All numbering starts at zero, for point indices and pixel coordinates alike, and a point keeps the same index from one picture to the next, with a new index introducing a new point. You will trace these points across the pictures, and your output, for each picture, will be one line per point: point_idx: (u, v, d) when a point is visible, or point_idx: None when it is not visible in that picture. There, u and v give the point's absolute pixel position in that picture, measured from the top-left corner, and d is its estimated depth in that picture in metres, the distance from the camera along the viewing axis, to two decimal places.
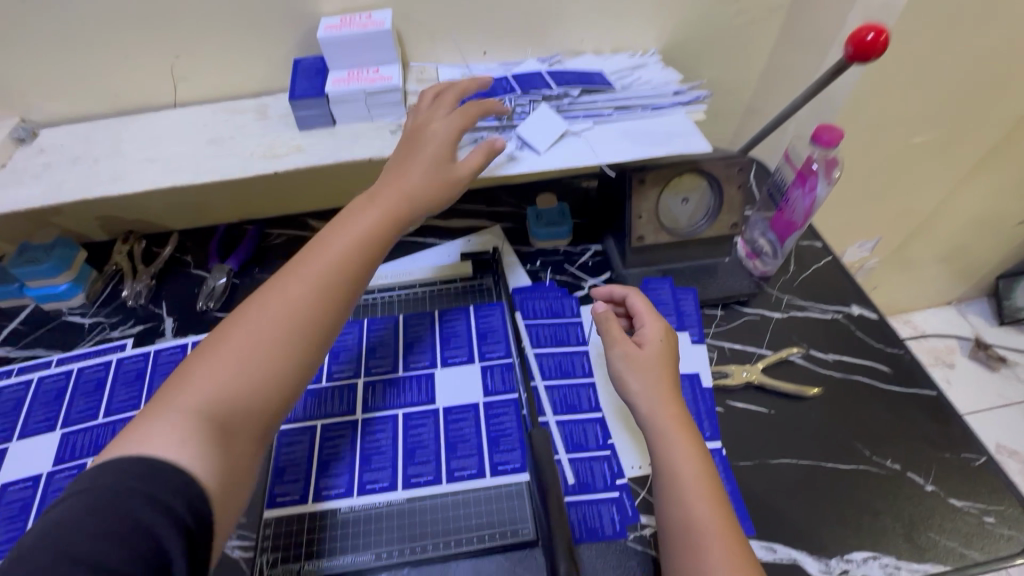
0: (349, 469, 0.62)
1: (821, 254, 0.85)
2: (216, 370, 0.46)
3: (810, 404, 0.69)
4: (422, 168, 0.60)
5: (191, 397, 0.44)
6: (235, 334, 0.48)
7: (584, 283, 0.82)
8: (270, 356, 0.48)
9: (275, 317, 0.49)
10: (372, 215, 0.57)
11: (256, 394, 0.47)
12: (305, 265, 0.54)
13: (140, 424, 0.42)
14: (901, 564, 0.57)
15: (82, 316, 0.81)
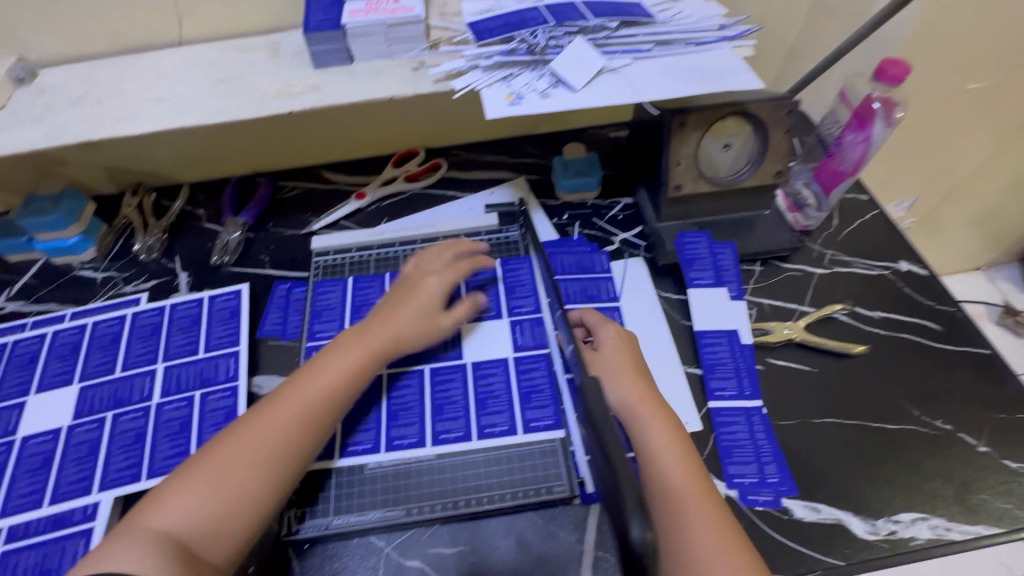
0: (378, 423, 0.60)
1: (867, 208, 0.80)
2: (190, 492, 0.46)
3: (856, 362, 0.65)
4: (408, 311, 0.61)
5: (163, 520, 0.45)
6: (218, 450, 0.49)
7: (613, 237, 0.78)
8: (249, 467, 0.48)
9: (250, 445, 0.49)
10: (361, 349, 0.57)
11: (233, 508, 0.46)
12: (285, 391, 0.53)
13: (112, 542, 0.43)
14: (952, 526, 0.54)
15: (94, 271, 0.79)
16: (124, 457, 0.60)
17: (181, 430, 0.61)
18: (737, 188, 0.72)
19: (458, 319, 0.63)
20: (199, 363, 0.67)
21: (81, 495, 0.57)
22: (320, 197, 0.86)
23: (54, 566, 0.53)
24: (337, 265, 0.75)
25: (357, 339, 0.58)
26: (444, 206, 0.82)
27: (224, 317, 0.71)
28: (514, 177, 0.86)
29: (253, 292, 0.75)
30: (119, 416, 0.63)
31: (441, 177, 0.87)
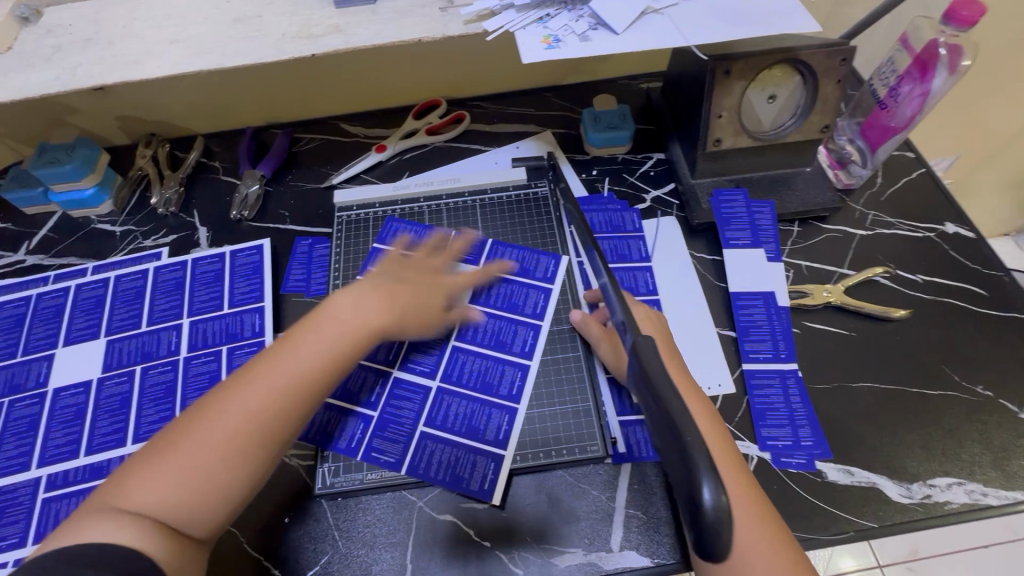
0: (411, 437, 0.57)
1: (913, 166, 0.76)
2: (166, 468, 0.43)
3: (895, 327, 0.63)
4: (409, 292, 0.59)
5: (139, 498, 0.41)
6: (197, 424, 0.45)
7: (645, 194, 0.75)
8: (231, 449, 0.44)
9: (233, 422, 0.45)
10: (361, 324, 0.53)
11: (213, 491, 0.43)
12: (270, 360, 0.49)
13: (85, 517, 0.41)
14: (988, 491, 0.54)
15: (112, 224, 0.77)
16: (155, 410, 0.60)
17: (209, 385, 0.61)
18: (781, 143, 0.68)
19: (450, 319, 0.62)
20: (224, 318, 0.66)
21: (116, 446, 0.58)
22: (338, 150, 0.83)
23: None
24: (360, 220, 0.73)
25: (348, 309, 0.54)
26: (468, 160, 0.79)
27: (247, 273, 0.69)
28: (540, 130, 0.82)
29: (275, 248, 0.73)
30: (147, 370, 0.62)
31: (464, 130, 0.83)
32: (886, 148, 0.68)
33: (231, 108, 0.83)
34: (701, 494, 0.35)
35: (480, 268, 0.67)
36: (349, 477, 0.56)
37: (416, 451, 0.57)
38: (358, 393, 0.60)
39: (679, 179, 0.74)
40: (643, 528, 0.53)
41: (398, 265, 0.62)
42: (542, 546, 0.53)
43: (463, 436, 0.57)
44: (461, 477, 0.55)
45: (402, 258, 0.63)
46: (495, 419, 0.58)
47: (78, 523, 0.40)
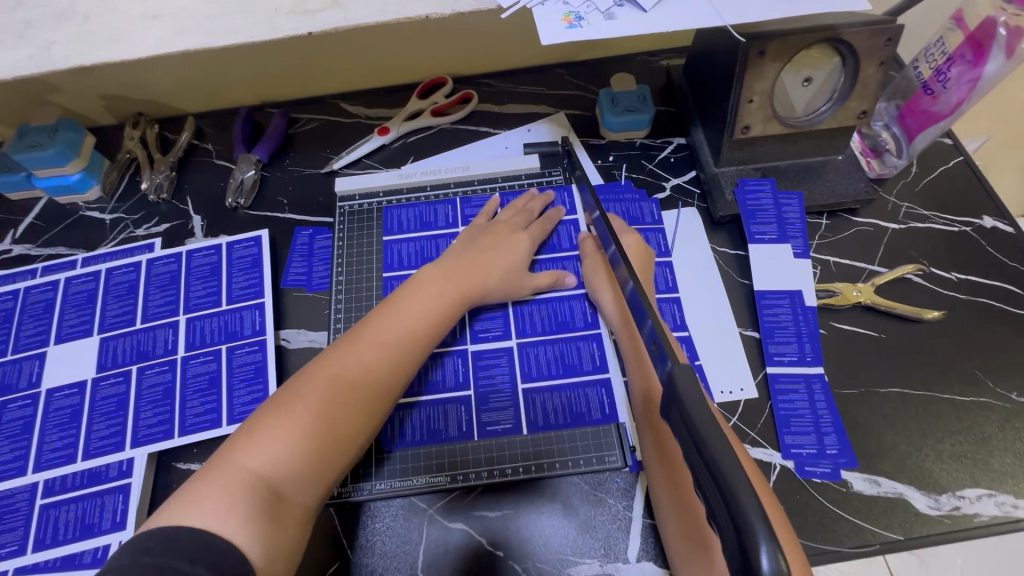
0: (517, 398, 0.58)
1: (951, 154, 0.72)
2: (279, 433, 0.45)
3: (927, 328, 0.60)
4: (492, 262, 0.61)
5: (262, 458, 0.44)
6: (309, 391, 0.47)
7: (665, 183, 0.71)
8: (347, 403, 0.48)
9: (345, 377, 0.49)
10: (448, 296, 0.57)
11: (333, 441, 0.47)
12: (371, 327, 0.53)
13: (201, 484, 0.42)
14: (1020, 503, 0.52)
15: (101, 212, 0.73)
16: (153, 413, 0.57)
17: (209, 386, 0.59)
18: (813, 130, 0.64)
19: (538, 283, 0.62)
20: (222, 315, 0.63)
21: (114, 451, 0.56)
22: (338, 132, 0.78)
23: (95, 521, 0.52)
24: (364, 210, 0.69)
25: (436, 283, 0.58)
26: (477, 144, 0.75)
27: (245, 267, 0.66)
28: (553, 112, 0.77)
29: (274, 239, 0.69)
30: (144, 370, 0.60)
31: (472, 110, 0.78)
32: (924, 137, 0.64)
33: (222, 85, 0.78)
34: (753, 556, 0.24)
35: (513, 210, 0.67)
36: (459, 437, 0.56)
37: (528, 407, 0.57)
38: (439, 379, 0.59)
39: (701, 167, 0.70)
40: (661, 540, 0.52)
41: (476, 234, 0.64)
42: (556, 557, 0.51)
43: (562, 377, 0.59)
44: (584, 413, 0.57)
45: (474, 230, 0.65)
46: (585, 349, 0.60)
47: (194, 491, 0.41)
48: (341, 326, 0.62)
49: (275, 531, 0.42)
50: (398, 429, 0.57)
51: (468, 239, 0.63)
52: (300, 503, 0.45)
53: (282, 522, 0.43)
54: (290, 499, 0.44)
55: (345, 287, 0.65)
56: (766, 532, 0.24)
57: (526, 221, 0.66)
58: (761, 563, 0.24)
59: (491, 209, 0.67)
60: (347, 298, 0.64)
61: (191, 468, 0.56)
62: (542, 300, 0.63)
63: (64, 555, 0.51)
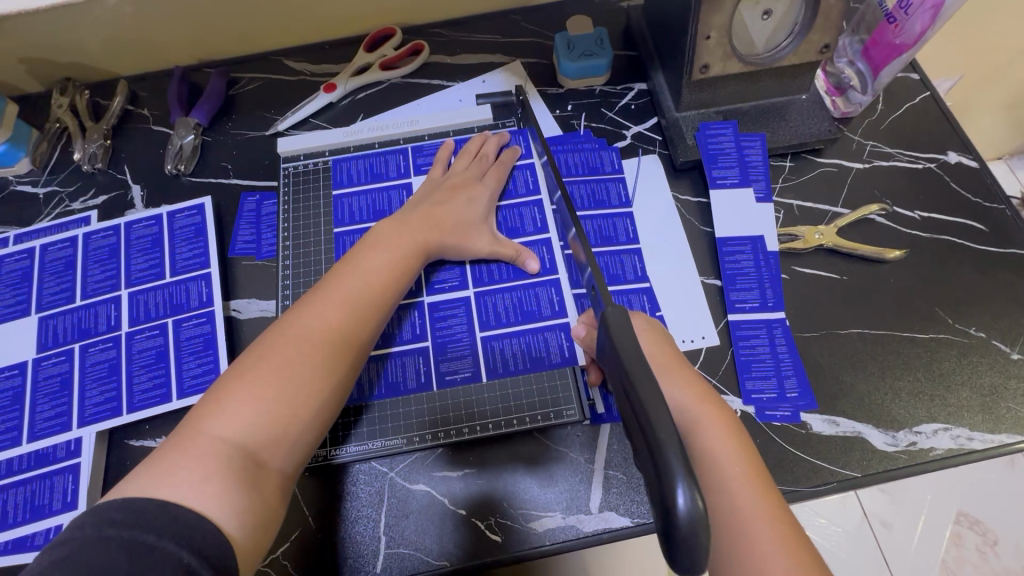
0: (475, 347, 0.57)
1: (917, 90, 0.70)
2: (252, 398, 0.42)
3: (889, 268, 0.60)
4: (453, 212, 0.58)
5: (233, 428, 0.40)
6: (277, 354, 0.44)
7: (625, 131, 0.68)
8: (317, 361, 0.45)
9: (309, 337, 0.45)
10: (408, 248, 0.54)
11: (307, 404, 0.43)
12: (330, 285, 0.49)
13: (171, 455, 0.39)
14: (974, 435, 0.53)
15: (33, 186, 0.69)
16: (99, 390, 0.55)
17: (157, 361, 0.57)
18: (774, 67, 0.61)
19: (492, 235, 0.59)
20: (167, 288, 0.60)
21: (61, 431, 0.54)
22: (282, 91, 0.73)
23: (45, 503, 0.51)
24: (309, 171, 0.66)
25: (396, 235, 0.54)
26: (428, 98, 0.71)
27: (188, 236, 0.63)
28: (508, 61, 0.74)
29: (218, 206, 0.66)
30: (87, 348, 0.57)
31: (423, 63, 0.74)
32: (889, 71, 0.61)
33: (154, 45, 0.73)
34: (671, 498, 0.28)
35: (468, 160, 0.63)
36: (417, 392, 0.55)
37: (486, 356, 0.56)
38: (395, 332, 0.57)
39: (663, 113, 0.67)
40: (623, 488, 0.51)
41: (433, 187, 0.60)
42: (519, 512, 0.51)
43: (520, 323, 0.57)
44: (543, 357, 0.56)
45: (433, 183, 0.61)
46: (543, 295, 0.58)
47: (165, 464, 0.38)
48: (290, 293, 0.60)
49: (256, 502, 0.39)
50: (356, 385, 0.55)
51: (425, 193, 0.60)
52: (280, 470, 0.42)
53: (262, 491, 0.40)
54: (269, 466, 0.41)
55: (293, 253, 0.62)
56: (683, 472, 0.28)
57: (483, 169, 0.63)
58: (678, 500, 0.28)
59: (446, 155, 0.64)
60: (296, 259, 0.62)
61: (144, 444, 0.54)
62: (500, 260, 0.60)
63: (15, 537, 0.50)
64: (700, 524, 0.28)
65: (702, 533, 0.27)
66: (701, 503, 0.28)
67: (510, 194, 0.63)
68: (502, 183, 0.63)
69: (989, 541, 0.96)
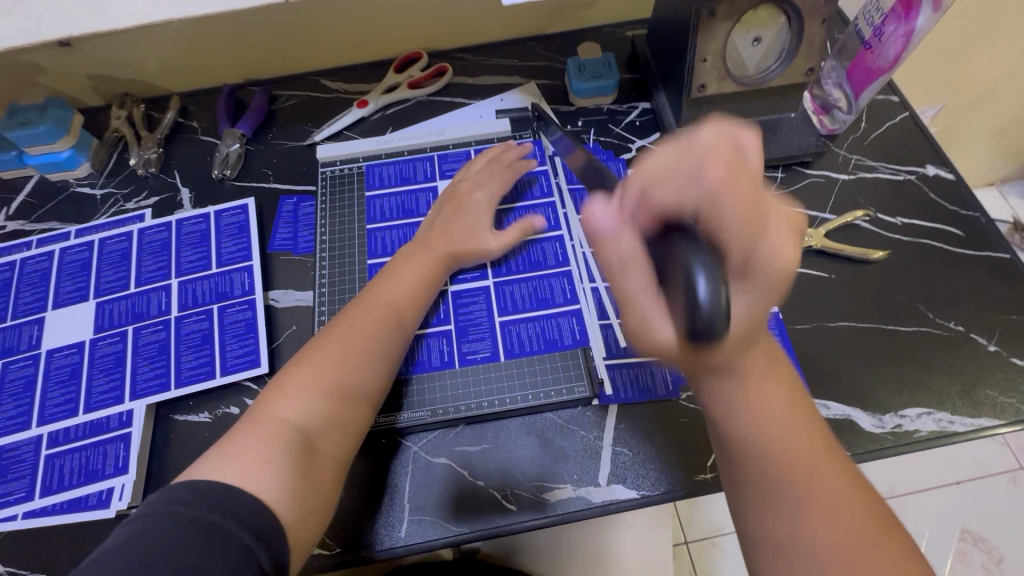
0: (494, 330, 0.62)
1: (897, 110, 0.76)
2: (309, 384, 0.50)
3: (873, 268, 0.65)
4: (467, 223, 0.64)
5: (291, 414, 0.48)
6: (328, 349, 0.52)
7: (631, 144, 0.75)
8: (359, 358, 0.52)
9: (352, 339, 0.53)
10: (434, 261, 0.62)
11: (349, 396, 0.51)
12: (369, 299, 0.57)
13: (238, 439, 0.46)
14: (956, 419, 0.57)
15: (92, 187, 0.76)
16: (150, 368, 0.61)
17: (203, 342, 0.62)
18: (764, 87, 0.68)
19: (505, 240, 0.64)
20: (213, 278, 0.66)
21: (114, 404, 0.59)
22: (319, 107, 0.81)
23: (99, 467, 0.56)
24: (343, 175, 0.73)
25: (419, 250, 0.62)
26: (452, 113, 0.78)
27: (233, 233, 0.69)
28: (524, 82, 0.81)
29: (260, 207, 0.73)
30: (140, 330, 0.63)
31: (446, 83, 0.82)
32: (868, 92, 0.68)
33: (206, 65, 0.81)
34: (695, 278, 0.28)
35: (483, 168, 0.69)
36: (454, 374, 0.60)
37: (504, 338, 0.61)
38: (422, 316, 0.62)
39: (665, 128, 0.74)
40: (629, 463, 0.56)
41: (446, 199, 0.67)
42: (532, 484, 0.56)
43: (534, 309, 0.63)
44: (556, 339, 0.61)
45: (449, 194, 0.68)
46: (556, 285, 0.64)
47: (232, 446, 0.45)
48: (326, 284, 0.66)
49: (307, 486, 0.45)
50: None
51: (436, 204, 0.67)
52: (331, 454, 0.49)
53: (312, 475, 0.46)
54: (319, 450, 0.48)
55: (329, 247, 0.68)
56: (710, 261, 0.28)
57: (492, 176, 0.69)
58: (698, 286, 0.28)
59: (464, 163, 0.71)
60: (326, 250, 0.68)
61: (189, 418, 0.59)
62: (514, 255, 0.66)
63: (71, 498, 0.54)
64: (723, 312, 0.28)
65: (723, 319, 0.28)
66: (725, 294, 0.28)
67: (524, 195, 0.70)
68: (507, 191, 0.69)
69: (994, 559, 1.15)
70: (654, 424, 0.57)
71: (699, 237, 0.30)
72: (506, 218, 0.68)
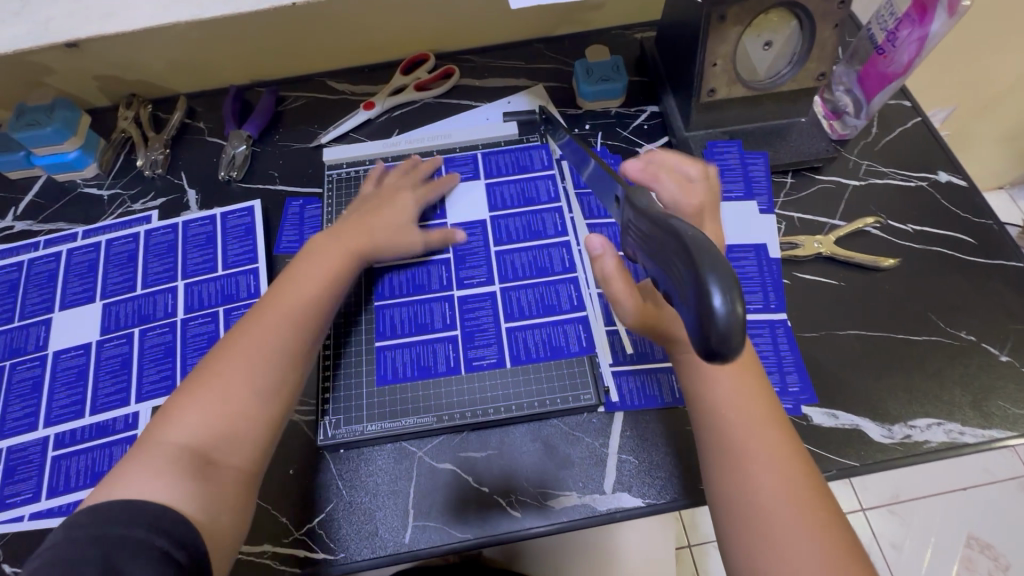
0: (500, 337, 0.61)
1: (909, 116, 0.75)
2: (198, 400, 0.47)
3: (883, 275, 0.64)
4: (382, 215, 0.63)
5: (184, 433, 0.45)
6: (219, 361, 0.49)
7: (639, 148, 0.74)
8: (256, 366, 0.49)
9: (251, 348, 0.50)
10: (342, 257, 0.59)
11: (247, 406, 0.48)
12: (269, 302, 0.54)
13: (134, 459, 0.44)
14: (966, 430, 0.56)
15: (99, 188, 0.76)
16: (156, 370, 0.61)
17: (208, 345, 0.62)
18: (775, 92, 0.67)
19: (429, 239, 0.64)
20: (219, 280, 0.66)
21: (120, 406, 0.59)
22: (327, 109, 0.81)
23: (104, 469, 0.56)
24: (350, 178, 0.72)
25: (331, 246, 0.60)
26: (459, 115, 0.78)
27: (239, 235, 0.69)
28: (532, 84, 0.81)
29: (266, 209, 0.73)
30: (146, 332, 0.63)
31: (454, 85, 0.81)
32: (880, 97, 0.67)
33: (215, 66, 0.81)
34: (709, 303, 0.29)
35: (405, 175, 0.69)
36: (408, 378, 0.60)
37: (510, 344, 0.61)
38: (428, 321, 0.62)
39: (673, 132, 0.73)
40: (634, 471, 0.56)
41: (363, 200, 0.66)
42: (537, 491, 0.55)
43: (541, 316, 0.62)
44: (562, 346, 0.61)
45: (363, 196, 0.67)
46: (563, 291, 0.63)
47: (125, 469, 0.43)
48: None
49: (209, 492, 0.44)
50: (389, 366, 0.60)
51: (356, 206, 0.66)
52: (234, 465, 0.46)
53: (215, 484, 0.44)
54: (221, 462, 0.46)
55: None
56: (725, 280, 0.29)
57: (411, 183, 0.68)
58: (714, 302, 0.29)
59: (378, 173, 0.70)
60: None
61: None
62: (436, 257, 0.66)
63: (77, 500, 0.55)
64: (739, 324, 0.29)
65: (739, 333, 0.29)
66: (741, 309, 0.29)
67: (463, 201, 0.70)
68: (433, 199, 0.68)
69: (1000, 567, 1.14)
70: (661, 433, 0.57)
71: (714, 257, 0.31)
72: (490, 226, 0.68)
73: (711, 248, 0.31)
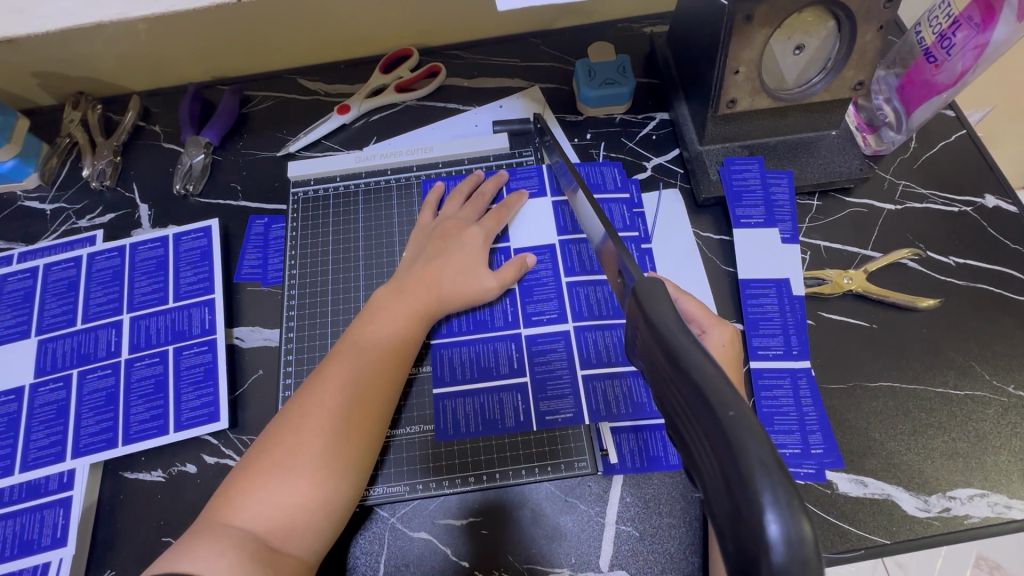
0: (576, 386, 0.54)
1: (953, 128, 0.67)
2: (270, 482, 0.43)
3: (921, 317, 0.57)
4: (453, 260, 0.56)
5: (252, 518, 0.41)
6: (285, 443, 0.44)
7: (646, 162, 0.66)
8: (324, 446, 0.45)
9: (318, 423, 0.45)
10: (413, 317, 0.53)
11: (314, 492, 0.43)
12: (332, 367, 0.49)
13: (191, 539, 0.40)
14: (1014, 504, 0.49)
15: (41, 201, 0.68)
16: (96, 420, 0.54)
17: (156, 390, 0.55)
18: (805, 103, 0.58)
19: (503, 279, 0.56)
20: (170, 314, 0.58)
21: (54, 462, 0.52)
22: (296, 111, 0.72)
23: (34, 537, 0.49)
24: (319, 197, 0.64)
25: (396, 301, 0.53)
26: (444, 123, 0.69)
27: (194, 260, 0.61)
28: (527, 86, 0.72)
29: (226, 229, 0.65)
30: (86, 374, 0.56)
31: (438, 86, 0.72)
32: (925, 110, 0.58)
33: (169, 62, 0.72)
34: (760, 523, 0.22)
35: (470, 199, 0.62)
36: (472, 434, 0.53)
37: (589, 396, 0.54)
38: (494, 365, 0.55)
39: (685, 145, 0.65)
40: (636, 546, 0.49)
41: (425, 237, 0.59)
42: (524, 568, 0.49)
43: (623, 364, 0.55)
44: (645, 402, 0.53)
45: (428, 231, 0.60)
46: (554, 343, 0.56)
47: (185, 548, 0.39)
48: (294, 325, 0.58)
49: None
50: (450, 418, 0.54)
51: (418, 245, 0.59)
52: (296, 555, 0.42)
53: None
54: (282, 551, 0.41)
55: (299, 281, 0.60)
56: (782, 495, 0.22)
57: (478, 211, 0.61)
58: (768, 529, 0.21)
59: (435, 199, 0.62)
60: (371, 285, 0.60)
61: (140, 478, 0.52)
62: (508, 293, 0.58)
63: (4, 573, 0.48)
64: (811, 565, 0.21)
65: (815, 563, 0.22)
66: (810, 529, 0.22)
67: (535, 223, 0.62)
68: (502, 226, 0.60)
69: None
70: (666, 500, 0.50)
71: (757, 447, 0.23)
72: (559, 252, 0.60)
73: (756, 438, 0.23)
